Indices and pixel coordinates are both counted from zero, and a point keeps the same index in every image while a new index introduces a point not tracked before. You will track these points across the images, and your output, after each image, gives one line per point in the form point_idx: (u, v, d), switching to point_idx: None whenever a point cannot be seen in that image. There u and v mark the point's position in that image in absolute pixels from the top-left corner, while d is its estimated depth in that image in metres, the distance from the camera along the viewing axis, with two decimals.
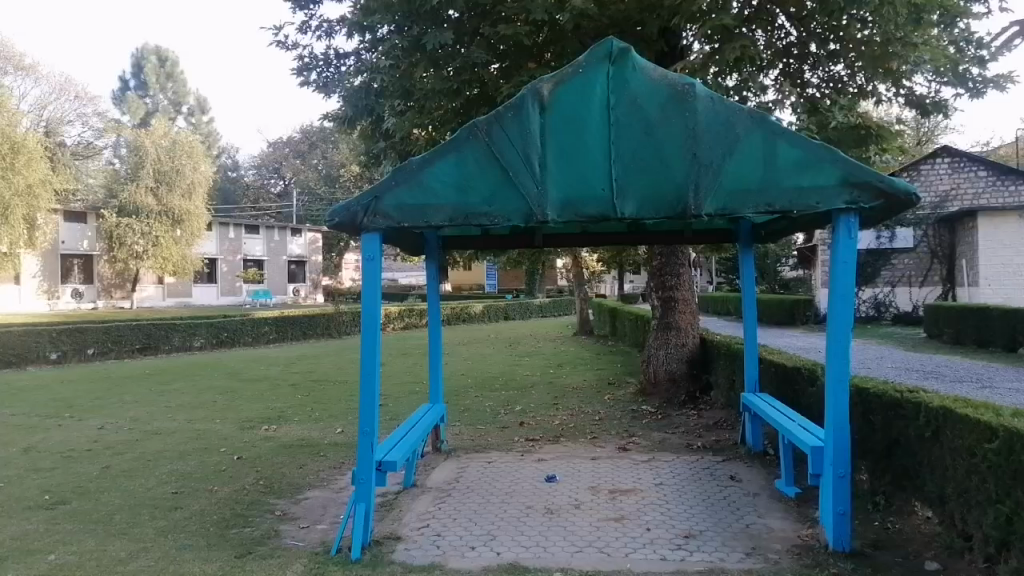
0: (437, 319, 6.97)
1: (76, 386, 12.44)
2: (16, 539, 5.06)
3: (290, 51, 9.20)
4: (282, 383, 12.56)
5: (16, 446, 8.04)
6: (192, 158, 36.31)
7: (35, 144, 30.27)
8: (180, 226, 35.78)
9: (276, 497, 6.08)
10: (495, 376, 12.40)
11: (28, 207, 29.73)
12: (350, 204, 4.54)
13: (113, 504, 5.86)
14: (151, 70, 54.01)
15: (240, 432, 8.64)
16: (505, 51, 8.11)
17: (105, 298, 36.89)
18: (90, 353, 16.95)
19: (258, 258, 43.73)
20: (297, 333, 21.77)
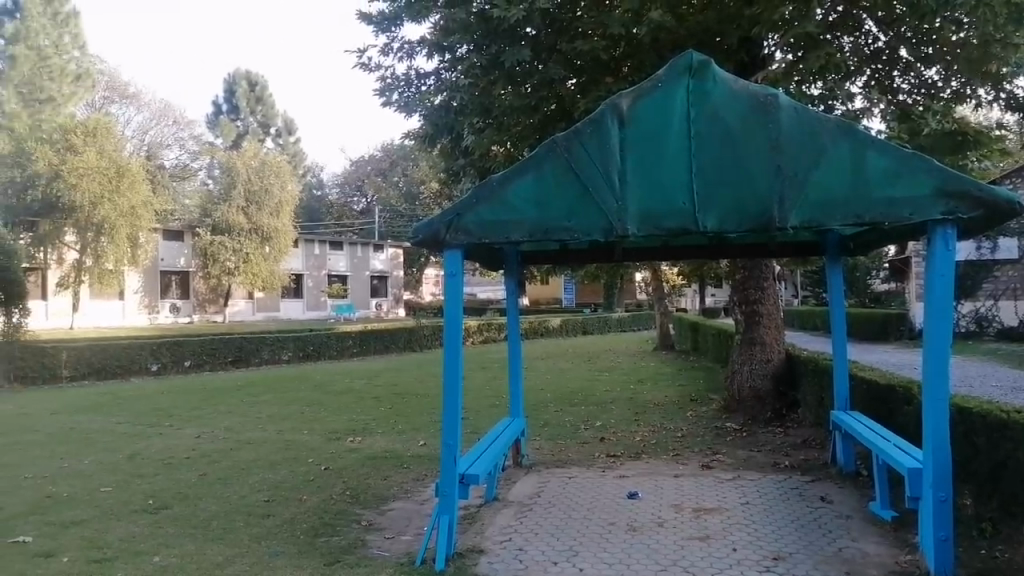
0: (517, 335, 7.01)
1: (175, 396, 13.09)
2: (123, 541, 5.36)
3: (373, 72, 9.47)
4: (366, 395, 12.86)
5: (123, 452, 8.53)
6: (280, 177, 37.77)
7: (138, 167, 32.00)
8: (268, 243, 37.34)
9: (362, 507, 6.23)
10: (575, 391, 12.39)
11: (130, 228, 31.54)
12: (431, 221, 4.64)
13: (211, 510, 6.14)
14: (241, 95, 56.58)
15: (327, 443, 8.91)
16: (583, 66, 8.11)
17: (200, 312, 38.67)
18: (187, 365, 17.78)
19: (342, 274, 45.02)
20: (379, 347, 22.29)
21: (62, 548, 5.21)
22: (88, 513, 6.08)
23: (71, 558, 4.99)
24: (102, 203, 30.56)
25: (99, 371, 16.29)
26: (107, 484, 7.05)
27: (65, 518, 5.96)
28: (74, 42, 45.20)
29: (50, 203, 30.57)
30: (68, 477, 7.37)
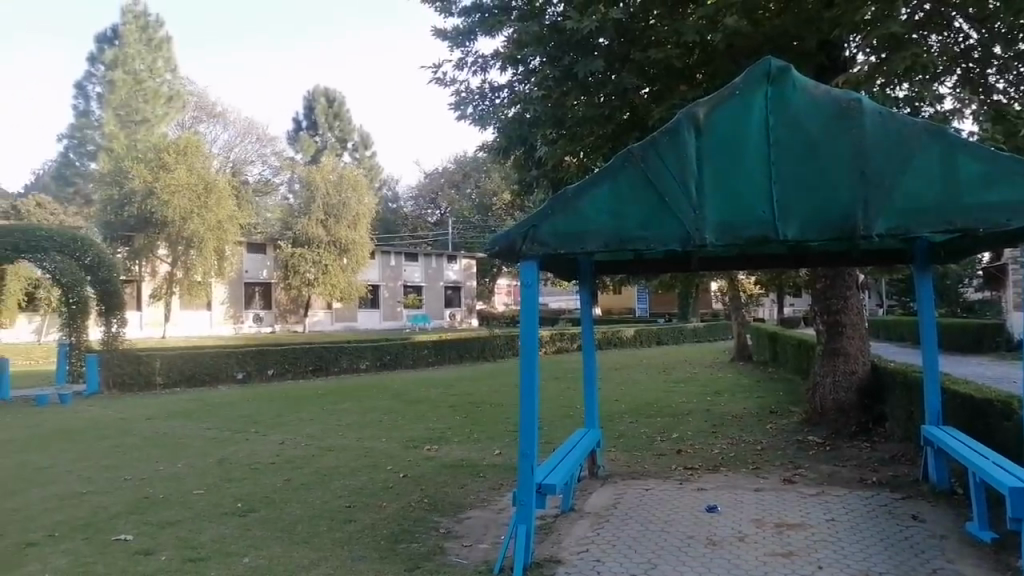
0: (592, 344, 7.02)
1: (259, 403, 13.58)
2: (214, 542, 5.60)
3: (448, 87, 9.66)
4: (441, 404, 13.04)
5: (213, 457, 8.92)
6: (356, 190, 38.73)
7: (225, 184, 33.30)
8: (346, 255, 38.41)
9: (440, 515, 6.33)
10: (650, 402, 12.25)
11: (217, 241, 32.86)
12: (507, 232, 4.66)
13: (295, 514, 6.35)
14: (320, 111, 58.29)
15: (405, 451, 9.09)
16: (656, 75, 8.03)
17: (281, 322, 39.93)
18: (270, 373, 18.40)
19: (417, 284, 45.77)
20: (453, 356, 22.56)
21: (159, 547, 5.49)
22: (182, 514, 6.38)
23: (168, 557, 5.25)
24: (191, 218, 32.03)
25: (189, 379, 17.03)
26: (199, 487, 7.39)
27: (162, 518, 6.28)
28: (166, 66, 47.65)
29: (144, 218, 32.25)
30: (163, 479, 7.76)
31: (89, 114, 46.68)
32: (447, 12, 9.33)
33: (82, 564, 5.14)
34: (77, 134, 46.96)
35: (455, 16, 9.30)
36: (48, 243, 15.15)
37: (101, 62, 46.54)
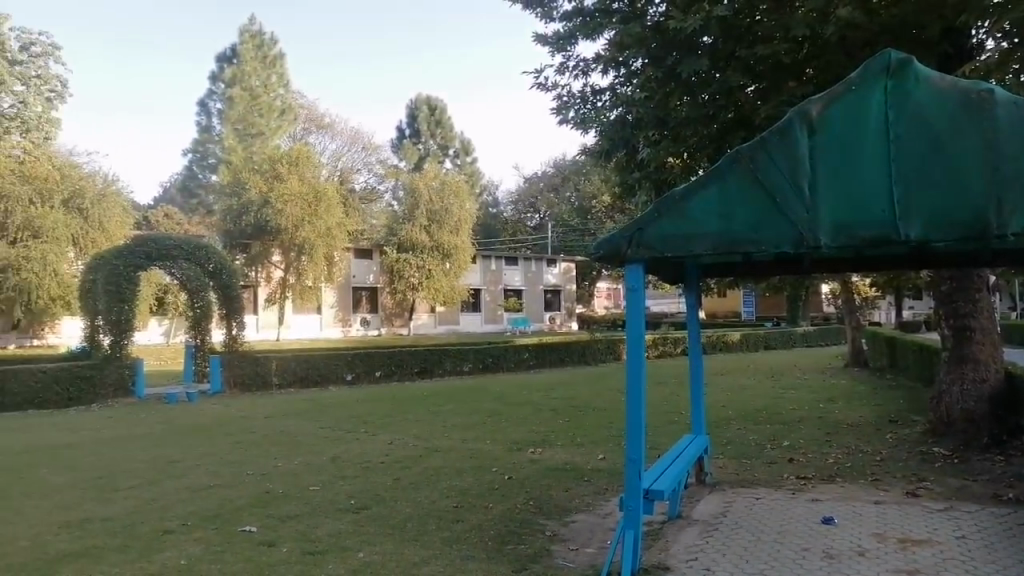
0: (699, 348, 6.89)
1: (368, 404, 14.03)
2: (332, 536, 5.86)
3: (549, 92, 9.73)
4: (544, 408, 13.10)
5: (327, 455, 9.31)
6: (458, 197, 39.47)
7: (334, 192, 34.83)
8: (449, 260, 39.22)
9: (545, 517, 6.38)
10: (759, 409, 11.88)
11: (327, 247, 34.35)
12: (613, 235, 4.64)
13: (406, 513, 6.55)
14: (423, 119, 59.65)
15: (509, 453, 9.19)
16: (764, 72, 7.79)
17: (388, 325, 41.15)
18: (378, 375, 18.99)
19: (517, 288, 46.16)
20: (555, 360, 22.62)
21: (281, 539, 5.79)
22: (301, 509, 6.69)
23: (290, 548, 5.53)
24: (303, 225, 33.50)
25: (303, 380, 17.81)
26: (316, 484, 7.74)
27: (282, 511, 6.60)
28: (279, 81, 50.11)
29: (260, 226, 33.97)
30: (282, 475, 8.17)
31: (210, 130, 49.68)
32: (548, 17, 9.39)
33: (213, 552, 5.48)
34: (200, 148, 50.08)
35: (556, 21, 9.35)
36: (177, 251, 16.22)
37: (221, 80, 49.47)
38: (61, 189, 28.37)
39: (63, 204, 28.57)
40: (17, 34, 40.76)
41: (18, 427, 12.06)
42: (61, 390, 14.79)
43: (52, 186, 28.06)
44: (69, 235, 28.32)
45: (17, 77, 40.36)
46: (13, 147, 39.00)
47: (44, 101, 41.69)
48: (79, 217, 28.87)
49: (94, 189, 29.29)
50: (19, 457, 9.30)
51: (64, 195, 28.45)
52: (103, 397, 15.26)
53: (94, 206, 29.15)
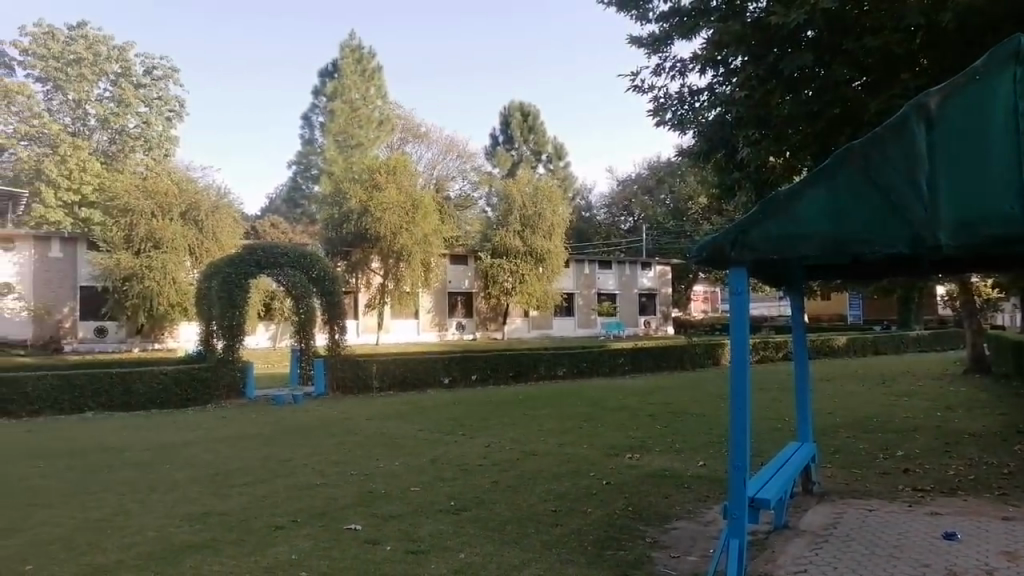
0: (804, 355, 6.65)
1: (464, 407, 14.24)
2: (434, 536, 5.98)
3: (645, 94, 9.62)
4: (641, 413, 12.94)
5: (426, 457, 9.51)
6: (551, 202, 39.72)
7: (429, 200, 35.79)
8: (542, 264, 39.39)
9: (645, 524, 6.31)
10: (869, 416, 11.35)
11: (424, 254, 35.31)
12: (715, 238, 4.54)
13: (506, 515, 6.60)
14: (515, 124, 60.08)
15: (607, 458, 9.13)
16: (872, 65, 7.48)
17: (482, 330, 41.60)
18: (473, 379, 19.27)
19: (611, 292, 45.82)
20: (650, 364, 22.31)
21: (385, 538, 5.95)
22: (403, 509, 6.86)
23: (393, 548, 5.66)
24: (401, 233, 34.47)
25: (402, 382, 18.28)
26: (417, 485, 7.91)
27: (385, 511, 6.79)
28: (378, 93, 51.64)
29: (360, 234, 35.02)
30: (384, 475, 8.40)
31: (313, 142, 51.64)
32: (644, 19, 9.31)
33: (321, 548, 5.68)
34: (303, 160, 52.19)
35: (652, 22, 9.25)
36: (283, 260, 16.97)
37: (323, 94, 51.32)
38: (179, 202, 30.29)
39: (181, 216, 30.44)
40: (141, 59, 43.65)
41: (143, 425, 12.89)
42: (179, 392, 15.69)
43: (171, 200, 30.08)
44: (186, 245, 30.17)
45: (141, 99, 43.27)
46: (136, 164, 41.84)
47: (164, 121, 44.51)
48: (195, 229, 30.56)
49: (209, 201, 31.01)
50: (146, 453, 9.95)
51: (182, 208, 30.33)
52: (217, 398, 16.10)
53: (209, 218, 30.77)
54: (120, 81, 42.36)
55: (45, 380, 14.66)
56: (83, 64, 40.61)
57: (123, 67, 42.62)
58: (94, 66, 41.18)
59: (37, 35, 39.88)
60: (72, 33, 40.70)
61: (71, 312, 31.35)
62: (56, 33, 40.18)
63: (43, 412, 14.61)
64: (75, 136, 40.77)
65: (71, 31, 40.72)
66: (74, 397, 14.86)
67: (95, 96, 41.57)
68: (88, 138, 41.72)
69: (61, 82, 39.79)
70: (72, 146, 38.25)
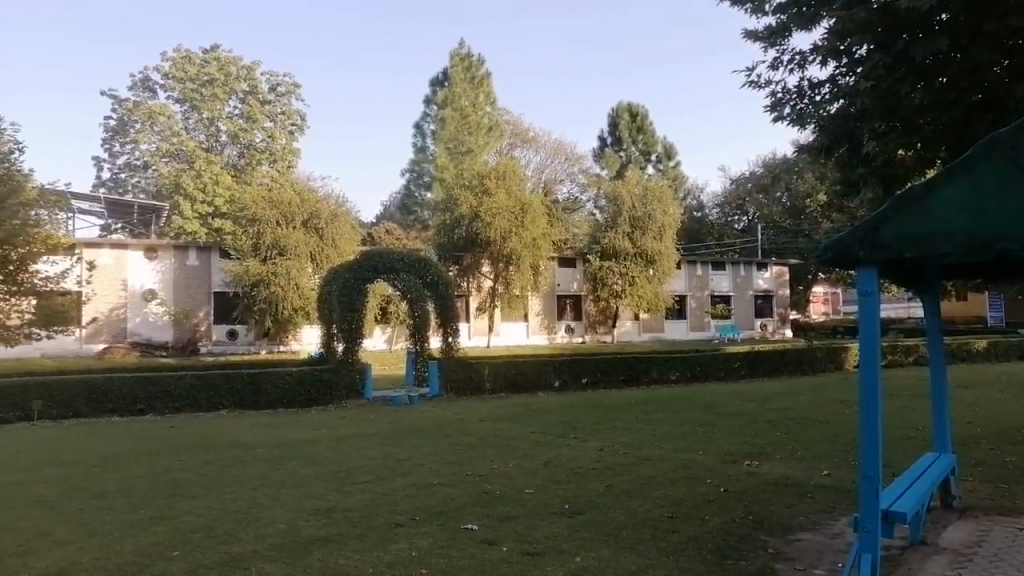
0: (941, 361, 6.22)
1: (576, 410, 14.23)
2: (548, 538, 6.01)
3: (762, 89, 9.31)
4: (759, 419, 12.48)
5: (539, 459, 9.56)
6: (661, 203, 39.18)
7: (538, 204, 36.08)
8: (653, 266, 38.83)
9: (767, 534, 6.08)
10: (1017, 427, 10.48)
11: (533, 257, 35.68)
12: (842, 235, 4.34)
13: (620, 520, 6.54)
14: (624, 126, 59.41)
15: (724, 465, 8.87)
16: (1017, 47, 6.97)
17: (591, 332, 41.35)
18: (584, 382, 19.21)
19: (725, 294, 44.45)
20: (769, 368, 21.54)
21: (501, 539, 6.02)
22: (518, 510, 6.93)
23: (508, 548, 5.73)
24: (511, 236, 34.90)
25: (514, 385, 18.42)
26: (531, 487, 7.97)
27: (501, 512, 6.88)
28: (486, 99, 52.35)
29: (471, 239, 35.55)
30: (498, 477, 8.51)
31: (425, 150, 52.98)
32: (759, 11, 9.01)
33: (440, 546, 5.82)
34: (416, 168, 53.63)
35: (769, 14, 8.93)
36: (399, 265, 17.56)
37: (434, 103, 52.41)
38: (301, 212, 31.84)
39: (303, 225, 32.01)
40: (267, 78, 46.25)
41: (272, 423, 13.61)
42: (304, 392, 16.44)
43: (294, 209, 31.69)
44: (309, 252, 31.65)
45: (267, 114, 45.68)
46: (262, 176, 44.12)
47: (287, 134, 46.60)
48: (316, 236, 32.07)
49: (329, 210, 32.44)
50: (275, 450, 10.52)
51: (303, 216, 31.90)
52: (339, 398, 16.76)
53: (328, 225, 32.23)
54: (248, 98, 45.09)
55: (185, 380, 15.73)
56: (215, 84, 43.88)
57: (251, 86, 45.39)
58: (226, 85, 44.25)
59: (176, 60, 43.50)
60: (207, 56, 44.07)
61: (206, 317, 33.42)
62: (193, 57, 43.70)
63: (183, 410, 15.65)
64: (209, 152, 43.68)
65: (206, 54, 44.10)
66: (210, 397, 15.84)
67: (226, 114, 44.38)
68: (220, 153, 44.49)
69: (195, 102, 43.18)
70: (206, 160, 41.20)
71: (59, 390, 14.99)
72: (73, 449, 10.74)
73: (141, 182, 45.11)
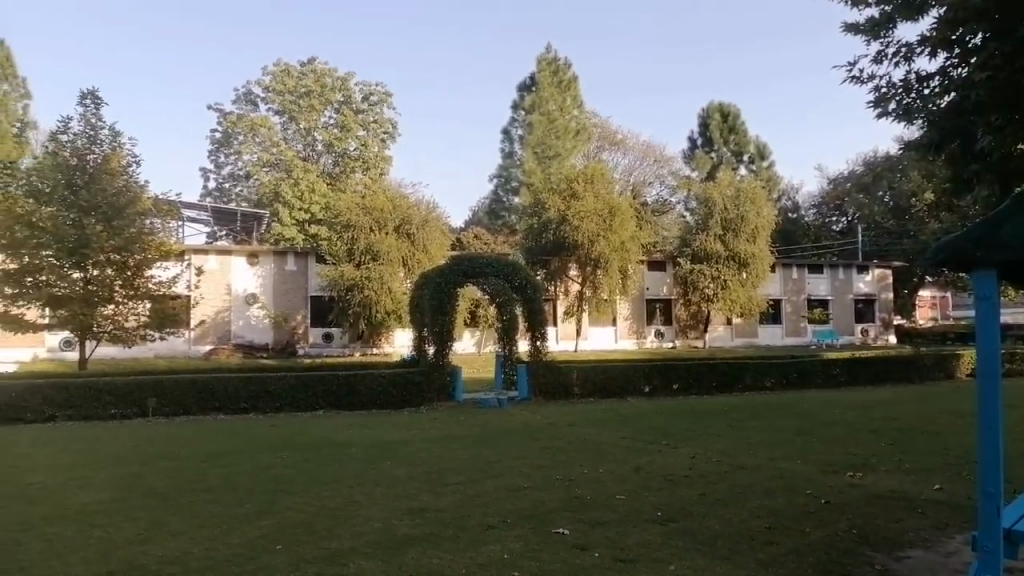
0: None
1: (667, 416, 14.00)
2: (640, 546, 5.92)
3: (865, 84, 8.91)
4: (861, 429, 11.92)
5: (630, 465, 9.43)
6: (754, 204, 38.16)
7: (626, 206, 35.76)
8: (746, 269, 37.75)
9: (873, 549, 5.81)
10: None
11: (621, 260, 35.32)
12: (955, 237, 4.11)
13: (715, 529, 6.39)
14: (715, 126, 58.11)
15: (824, 476, 8.51)
16: None
17: (682, 337, 40.53)
18: (675, 388, 18.86)
19: (823, 298, 42.74)
20: (871, 376, 20.60)
21: (593, 544, 5.98)
22: (610, 516, 6.87)
23: (600, 554, 5.69)
24: (599, 240, 34.63)
25: (603, 390, 18.28)
26: (622, 493, 7.88)
27: (593, 517, 6.83)
28: (574, 103, 52.22)
29: (558, 243, 35.56)
30: (588, 482, 8.45)
31: (513, 155, 53.24)
32: (862, 3, 8.62)
33: (532, 549, 5.84)
34: (504, 172, 53.98)
35: (872, 5, 8.54)
36: (488, 269, 17.78)
37: (522, 107, 52.52)
38: (393, 218, 32.70)
39: (395, 230, 32.85)
40: (361, 88, 47.68)
41: (366, 424, 14.00)
42: (397, 394, 16.84)
43: (386, 215, 32.54)
44: (400, 257, 32.43)
45: (360, 123, 47.06)
46: (356, 183, 45.37)
47: (380, 142, 47.87)
48: (408, 241, 32.88)
49: (420, 216, 33.22)
50: (371, 450, 10.81)
51: (396, 222, 32.73)
52: (430, 399, 17.08)
53: (420, 231, 32.98)
54: (343, 108, 46.64)
55: (284, 380, 16.36)
56: (312, 96, 45.56)
57: (345, 96, 46.97)
58: (322, 96, 45.90)
59: (276, 74, 45.50)
60: (304, 69, 45.85)
61: (303, 320, 34.73)
62: (291, 70, 45.58)
63: (283, 410, 16.27)
64: (306, 161, 45.42)
65: (303, 67, 45.90)
66: (308, 397, 16.43)
67: (323, 124, 46.02)
68: (317, 162, 46.19)
69: (294, 113, 45.00)
70: (303, 169, 42.84)
71: (171, 388, 15.86)
72: (183, 445, 11.35)
73: (243, 191, 47.33)
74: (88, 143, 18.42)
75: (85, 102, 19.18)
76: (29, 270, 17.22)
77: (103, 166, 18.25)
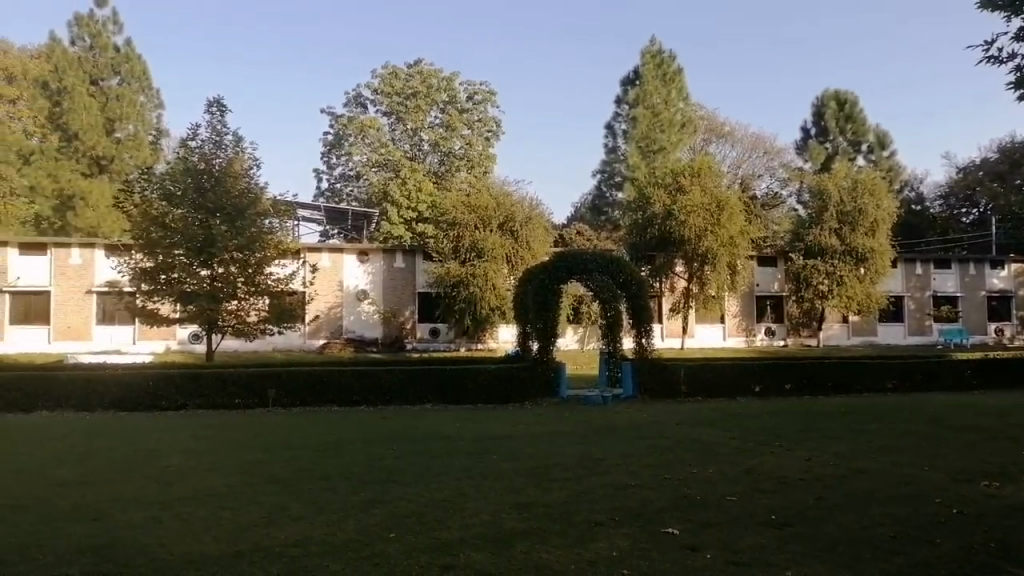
0: None
1: (781, 418, 13.46)
2: (754, 549, 5.73)
3: (1007, 63, 8.23)
4: (997, 435, 11.07)
5: (741, 466, 9.12)
6: (873, 196, 36.19)
7: (736, 200, 34.70)
8: (864, 265, 35.82)
9: (1013, 565, 5.38)
10: None
11: (730, 255, 34.26)
12: None
13: (834, 535, 6.10)
14: (830, 115, 55.35)
15: (957, 484, 7.95)
16: None
17: (794, 336, 38.91)
18: (788, 388, 18.16)
19: (951, 295, 40.06)
20: (1006, 378, 19.12)
21: (704, 545, 5.84)
22: (720, 518, 6.68)
23: (712, 556, 5.54)
24: (707, 235, 33.71)
25: (712, 389, 17.80)
26: (734, 494, 7.64)
27: (701, 518, 6.67)
28: (679, 95, 51.00)
29: (663, 238, 34.94)
30: (696, 481, 8.26)
31: (616, 150, 52.62)
32: None
33: (640, 548, 5.76)
34: (607, 168, 53.35)
35: None
36: (592, 265, 17.71)
37: (625, 102, 51.62)
38: (497, 215, 33.08)
39: (499, 227, 33.19)
40: (465, 87, 48.37)
41: (472, 418, 14.20)
42: (502, 389, 17.01)
43: (490, 213, 32.96)
44: (504, 255, 32.70)
45: (465, 123, 47.74)
46: (460, 182, 46.05)
47: (483, 141, 48.43)
48: (512, 239, 33.12)
49: (523, 213, 33.44)
50: (477, 444, 10.94)
51: (499, 219, 33.07)
52: (533, 396, 17.16)
53: (523, 228, 33.19)
54: (448, 108, 47.53)
55: (394, 374, 16.83)
56: (418, 96, 46.67)
57: (450, 96, 47.77)
58: (428, 97, 46.95)
59: (384, 76, 46.88)
60: (411, 71, 47.02)
61: (410, 316, 35.60)
62: (399, 73, 46.81)
63: (392, 403, 16.74)
64: (413, 160, 46.56)
65: (410, 69, 47.08)
66: (416, 391, 16.85)
67: (429, 123, 47.07)
68: (423, 161, 47.19)
69: (402, 114, 46.25)
70: (410, 169, 43.93)
71: (289, 380, 16.60)
72: (299, 435, 11.87)
73: (354, 191, 48.93)
74: (214, 148, 19.60)
75: (211, 110, 20.38)
76: (162, 268, 18.59)
77: (227, 169, 19.31)
